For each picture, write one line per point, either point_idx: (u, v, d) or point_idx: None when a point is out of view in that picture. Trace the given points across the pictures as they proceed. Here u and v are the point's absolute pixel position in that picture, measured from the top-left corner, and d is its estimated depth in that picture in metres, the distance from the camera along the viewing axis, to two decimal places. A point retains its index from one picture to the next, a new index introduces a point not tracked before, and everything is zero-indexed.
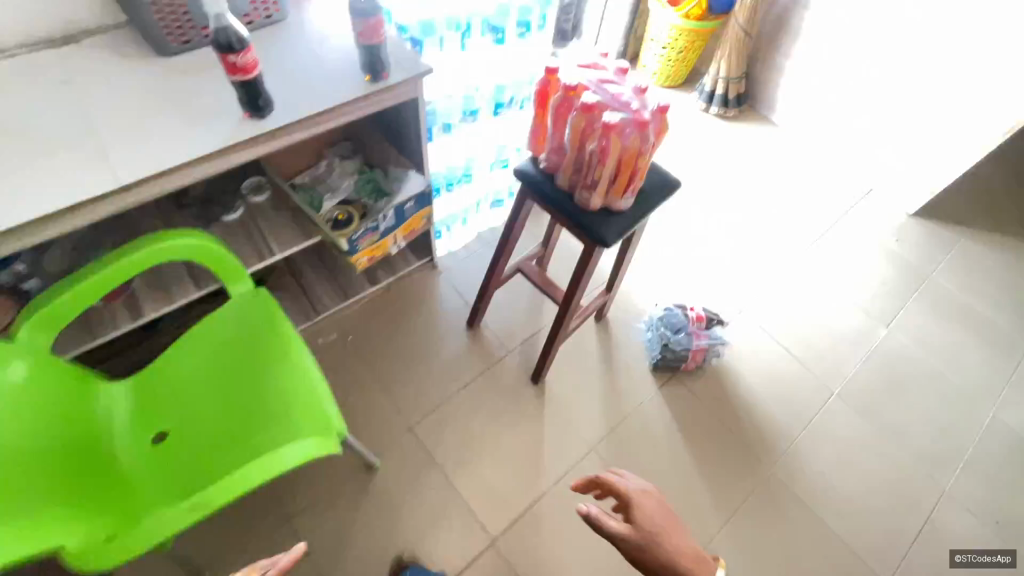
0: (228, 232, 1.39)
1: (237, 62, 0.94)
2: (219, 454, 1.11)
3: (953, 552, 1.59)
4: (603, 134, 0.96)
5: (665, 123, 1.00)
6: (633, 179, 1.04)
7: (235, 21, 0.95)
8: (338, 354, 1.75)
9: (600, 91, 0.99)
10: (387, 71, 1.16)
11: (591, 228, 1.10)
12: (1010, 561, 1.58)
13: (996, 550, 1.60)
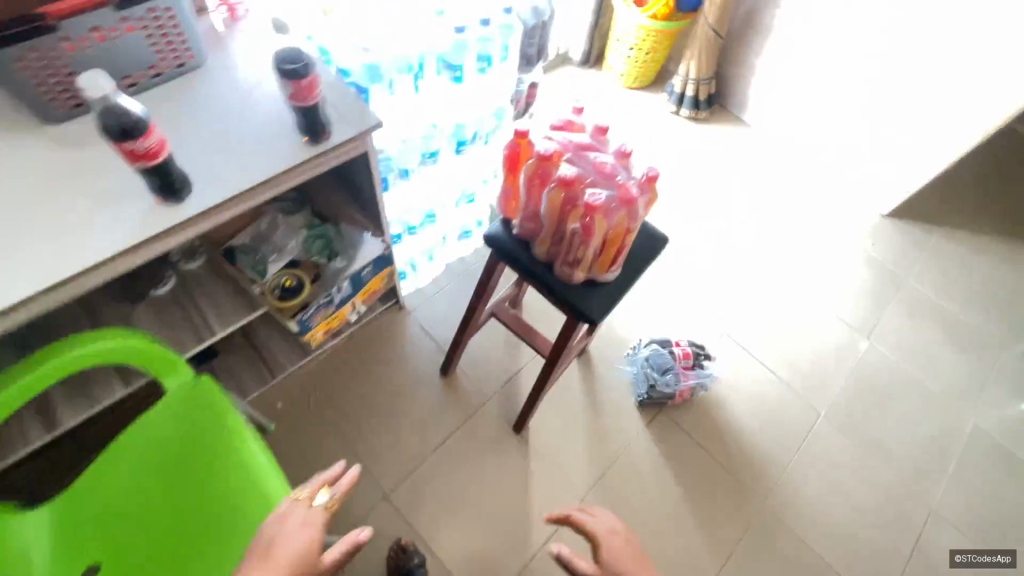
0: (156, 311, 1.21)
1: (137, 149, 0.77)
2: None
3: (952, 553, 1.62)
4: (585, 213, 0.83)
5: (655, 192, 0.88)
6: (620, 254, 0.92)
7: (127, 100, 0.78)
8: (301, 419, 1.60)
9: (579, 161, 0.86)
10: (329, 129, 0.99)
11: (575, 304, 0.98)
12: (1009, 561, 1.61)
13: (996, 549, 1.63)
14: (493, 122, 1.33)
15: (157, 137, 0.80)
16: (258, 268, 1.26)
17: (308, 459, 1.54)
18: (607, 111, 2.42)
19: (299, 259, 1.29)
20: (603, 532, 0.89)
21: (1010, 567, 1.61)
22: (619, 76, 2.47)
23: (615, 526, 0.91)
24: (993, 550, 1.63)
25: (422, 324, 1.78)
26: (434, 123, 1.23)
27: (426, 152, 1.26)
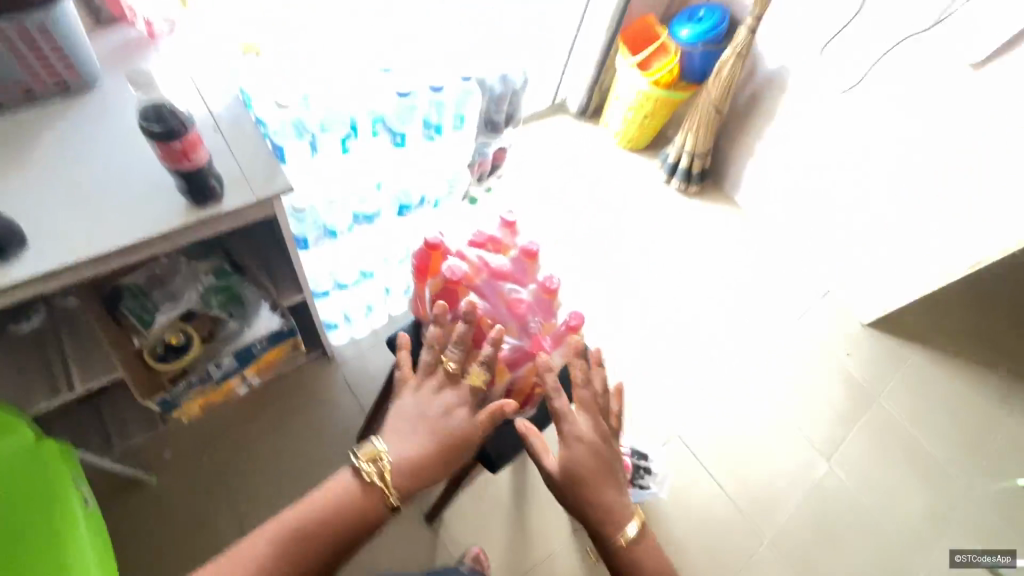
0: (13, 352, 1.03)
1: None
2: None
3: (953, 553, 1.70)
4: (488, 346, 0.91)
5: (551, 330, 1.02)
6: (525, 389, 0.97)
7: None
8: (189, 478, 1.38)
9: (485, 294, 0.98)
10: (221, 194, 0.83)
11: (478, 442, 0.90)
12: (1009, 561, 1.70)
13: (997, 550, 1.72)
14: (445, 189, 1.23)
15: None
16: (143, 316, 1.07)
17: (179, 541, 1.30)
18: (592, 174, 2.22)
19: (194, 313, 1.11)
20: (581, 424, 0.84)
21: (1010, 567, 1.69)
22: (614, 134, 2.27)
23: (602, 419, 0.86)
24: (994, 551, 1.72)
25: (344, 387, 1.56)
26: (378, 182, 1.10)
27: (361, 214, 1.11)
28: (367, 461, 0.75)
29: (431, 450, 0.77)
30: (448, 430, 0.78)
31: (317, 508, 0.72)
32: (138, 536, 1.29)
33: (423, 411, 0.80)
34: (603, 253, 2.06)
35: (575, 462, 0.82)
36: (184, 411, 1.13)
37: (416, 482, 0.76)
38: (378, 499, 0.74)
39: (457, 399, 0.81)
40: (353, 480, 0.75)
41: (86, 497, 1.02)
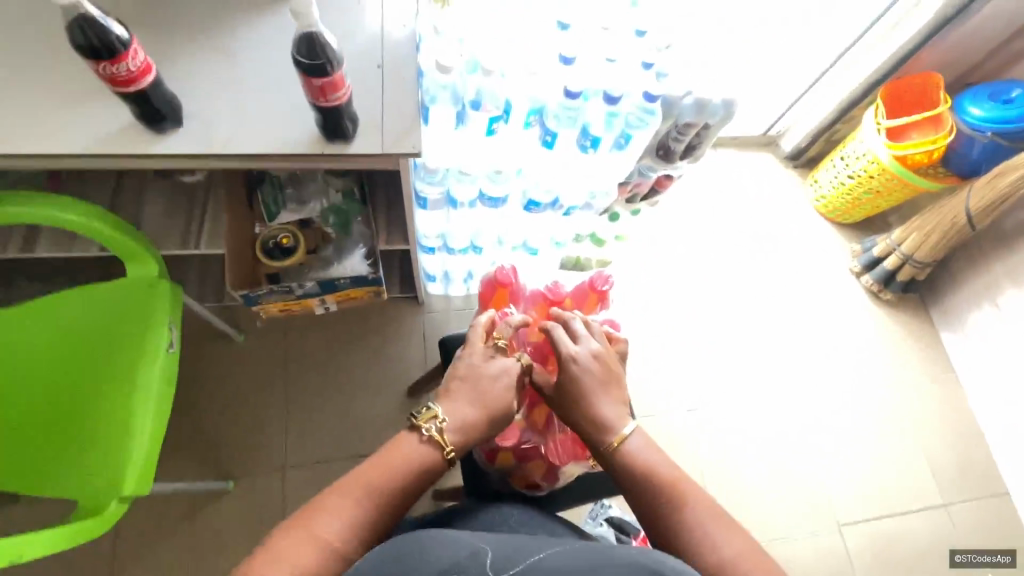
0: (171, 194, 1.17)
1: (117, 75, 0.69)
2: (28, 441, 1.00)
3: (952, 553, 1.49)
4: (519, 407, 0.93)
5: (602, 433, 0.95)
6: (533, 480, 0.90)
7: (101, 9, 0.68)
8: (265, 353, 1.52)
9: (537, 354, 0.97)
10: (349, 136, 0.81)
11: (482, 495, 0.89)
12: (1008, 561, 1.48)
13: (997, 549, 1.50)
14: (583, 200, 1.11)
15: (146, 55, 0.73)
16: (272, 208, 1.15)
17: (229, 395, 1.47)
18: (769, 230, 1.83)
19: (313, 224, 1.17)
20: (590, 343, 0.85)
21: (1008, 567, 1.48)
22: (817, 197, 1.85)
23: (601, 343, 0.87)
24: (993, 548, 1.50)
25: (412, 335, 1.58)
26: (519, 169, 1.03)
27: (486, 194, 1.03)
28: (426, 420, 0.75)
29: (480, 409, 0.78)
30: (496, 395, 0.80)
31: (375, 470, 0.70)
32: (204, 377, 1.48)
33: (468, 375, 0.81)
34: (735, 321, 1.69)
35: (574, 373, 0.82)
36: (263, 308, 1.21)
37: (469, 436, 0.77)
38: (436, 454, 0.74)
39: (507, 367, 0.82)
40: (412, 436, 0.74)
41: (173, 340, 1.10)
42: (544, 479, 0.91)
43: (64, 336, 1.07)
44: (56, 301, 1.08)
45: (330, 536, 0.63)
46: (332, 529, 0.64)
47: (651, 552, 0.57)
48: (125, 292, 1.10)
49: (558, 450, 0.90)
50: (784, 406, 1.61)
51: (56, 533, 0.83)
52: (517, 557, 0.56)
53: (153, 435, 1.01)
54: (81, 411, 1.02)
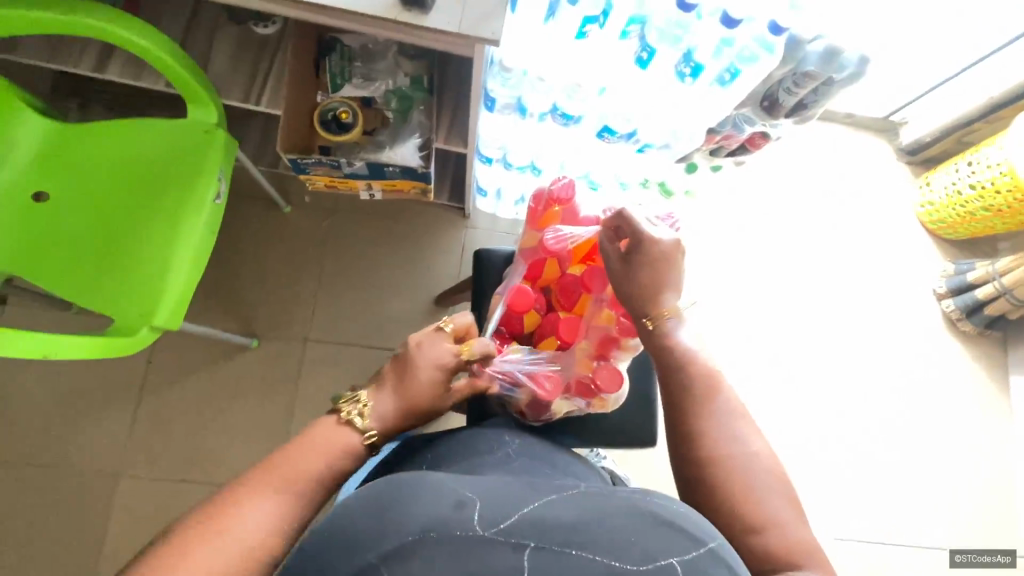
0: (241, 42, 1.13)
1: None
2: (74, 256, 1.04)
3: (952, 552, 1.45)
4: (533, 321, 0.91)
5: (607, 379, 0.84)
6: (517, 405, 0.87)
7: None
8: (307, 228, 1.53)
9: (569, 278, 0.92)
10: (425, 5, 0.73)
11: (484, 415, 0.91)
12: (1008, 561, 1.44)
13: (997, 549, 1.46)
14: (663, 139, 1.01)
15: None
16: (337, 79, 1.10)
17: (266, 261, 1.51)
18: (856, 227, 1.65)
19: (373, 106, 1.11)
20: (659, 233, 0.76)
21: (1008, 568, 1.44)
22: (923, 202, 1.64)
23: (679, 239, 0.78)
24: (994, 548, 1.46)
25: (450, 246, 1.56)
26: (602, 87, 0.93)
27: (560, 110, 0.95)
28: (345, 402, 0.69)
29: (404, 401, 0.71)
30: (423, 387, 0.72)
31: (316, 456, 0.63)
32: (245, 238, 1.51)
33: (398, 362, 0.73)
34: (788, 313, 1.57)
35: (646, 256, 0.75)
36: (309, 179, 1.17)
37: (394, 423, 0.70)
38: (354, 439, 0.66)
39: (440, 357, 0.73)
40: (332, 418, 0.67)
41: (220, 194, 1.10)
42: (529, 408, 0.86)
43: (125, 163, 1.10)
44: (121, 132, 1.11)
45: (267, 520, 0.57)
46: (265, 515, 0.57)
47: (657, 494, 0.54)
48: (181, 132, 1.10)
49: (544, 384, 0.83)
50: (811, 411, 1.51)
51: (90, 342, 0.89)
52: (509, 498, 0.51)
53: (186, 279, 1.04)
54: (125, 239, 1.05)
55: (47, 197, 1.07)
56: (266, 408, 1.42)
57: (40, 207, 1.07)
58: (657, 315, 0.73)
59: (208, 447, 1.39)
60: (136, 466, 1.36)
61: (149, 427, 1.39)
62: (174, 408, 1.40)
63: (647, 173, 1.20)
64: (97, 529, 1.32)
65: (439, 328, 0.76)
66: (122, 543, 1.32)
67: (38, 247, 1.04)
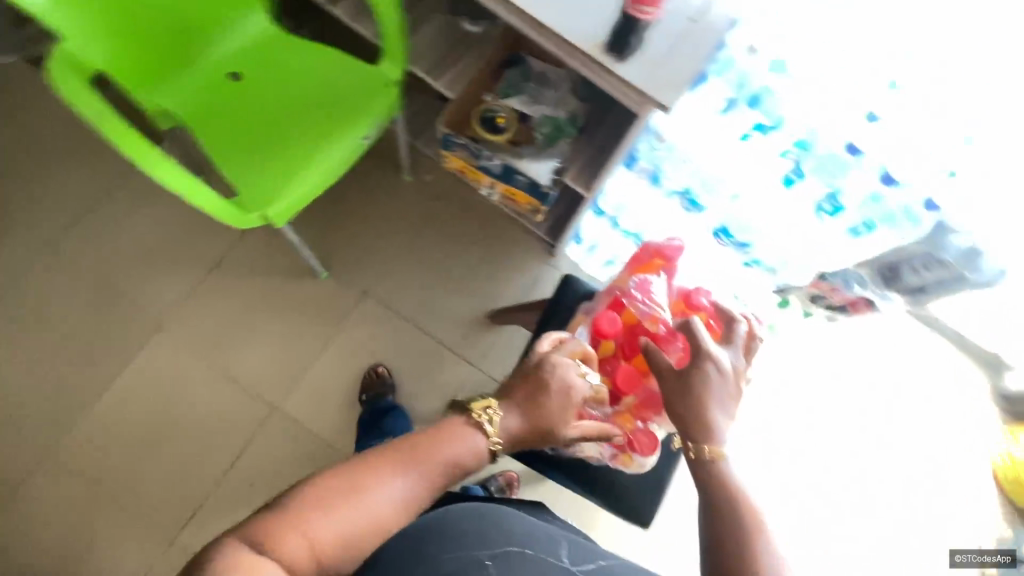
0: (447, 29, 1.28)
1: None
2: (234, 134, 1.19)
3: (952, 554, 1.46)
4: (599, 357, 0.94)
5: (648, 444, 0.93)
6: None
7: None
8: (413, 199, 1.65)
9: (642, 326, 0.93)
10: (625, 55, 0.81)
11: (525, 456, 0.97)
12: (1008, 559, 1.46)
13: (995, 539, 1.48)
14: (772, 260, 1.06)
15: None
16: (509, 88, 1.23)
17: (367, 210, 1.63)
18: (919, 441, 1.53)
19: (527, 122, 1.21)
20: (720, 353, 0.76)
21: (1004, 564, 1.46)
22: (1004, 454, 1.51)
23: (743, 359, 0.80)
24: (988, 538, 1.48)
25: (525, 273, 1.62)
26: (735, 193, 0.98)
27: (691, 194, 1.03)
28: (478, 406, 0.73)
29: (532, 416, 0.76)
30: (551, 413, 0.77)
31: (446, 449, 0.70)
32: (361, 182, 1.65)
33: (532, 380, 0.79)
34: (817, 492, 1.46)
35: (704, 372, 0.74)
36: (448, 158, 1.28)
37: (519, 441, 0.75)
38: (479, 442, 0.72)
39: (573, 385, 0.79)
40: (464, 418, 0.73)
41: (369, 137, 1.23)
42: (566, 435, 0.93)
43: (308, 81, 1.24)
44: (318, 53, 1.26)
45: (388, 499, 0.64)
46: (393, 493, 0.65)
47: None
48: (363, 76, 1.24)
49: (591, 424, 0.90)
50: (791, 519, 1.45)
51: (218, 202, 1.03)
52: (587, 552, 0.75)
53: (307, 192, 1.16)
54: (277, 139, 1.19)
55: (237, 79, 1.24)
56: (306, 328, 1.53)
57: (229, 84, 1.23)
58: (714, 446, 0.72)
59: (246, 335, 1.52)
60: (182, 322, 1.51)
61: (209, 296, 1.53)
62: (237, 290, 1.54)
63: (741, 286, 1.18)
64: (127, 354, 1.47)
65: (579, 362, 0.84)
66: (140, 376, 1.47)
67: (212, 116, 1.21)
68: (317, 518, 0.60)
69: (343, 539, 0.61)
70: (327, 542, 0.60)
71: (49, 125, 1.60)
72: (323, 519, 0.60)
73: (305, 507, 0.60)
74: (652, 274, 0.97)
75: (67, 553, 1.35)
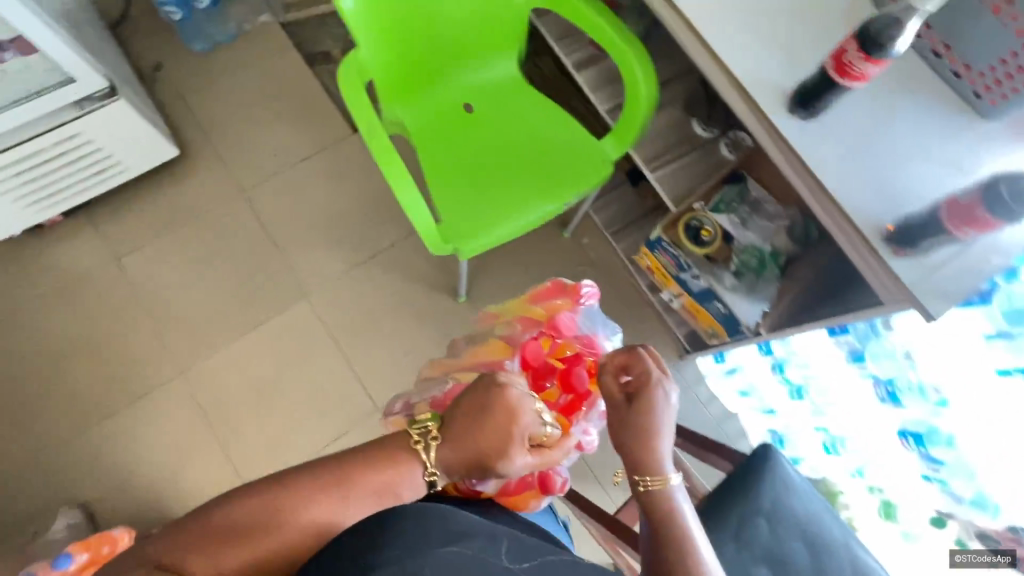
0: (676, 125, 1.29)
1: (848, 62, 0.76)
2: (451, 160, 1.26)
3: None
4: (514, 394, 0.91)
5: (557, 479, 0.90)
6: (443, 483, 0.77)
7: (911, 27, 0.72)
8: (567, 256, 1.67)
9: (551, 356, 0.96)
10: (911, 253, 0.79)
11: None
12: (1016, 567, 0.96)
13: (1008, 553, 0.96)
14: (964, 494, 0.94)
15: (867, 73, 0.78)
16: (721, 204, 1.22)
17: (521, 250, 1.66)
18: None
19: (731, 245, 1.20)
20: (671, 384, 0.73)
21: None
22: None
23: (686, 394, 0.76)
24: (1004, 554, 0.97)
25: None
26: (945, 400, 0.91)
27: (896, 387, 0.98)
28: (418, 431, 0.68)
29: (470, 444, 0.67)
30: (490, 439, 0.67)
31: (378, 475, 0.63)
32: None
33: (472, 404, 0.69)
34: None
35: (655, 396, 0.72)
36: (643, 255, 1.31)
37: (462, 467, 0.68)
38: (416, 465, 0.66)
39: (528, 425, 0.69)
40: (404, 444, 0.67)
41: (569, 204, 1.25)
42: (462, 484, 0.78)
43: (531, 131, 1.29)
44: (549, 111, 1.30)
45: (310, 519, 0.57)
46: (320, 515, 0.58)
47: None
48: (583, 144, 1.27)
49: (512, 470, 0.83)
50: None
51: (428, 224, 1.09)
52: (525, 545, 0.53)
53: (499, 238, 1.20)
54: (487, 178, 1.25)
55: (470, 109, 1.31)
56: (430, 339, 1.58)
57: (462, 111, 1.30)
58: (657, 476, 0.67)
59: (375, 326, 1.58)
60: (324, 297, 1.59)
61: (356, 279, 1.61)
62: (381, 283, 1.61)
63: (892, 488, 1.11)
64: (269, 308, 1.57)
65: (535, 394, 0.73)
66: (275, 329, 1.56)
67: (437, 136, 1.28)
68: (230, 534, 0.55)
69: (249, 560, 0.54)
70: (233, 561, 0.54)
71: (275, 83, 1.76)
72: (236, 534, 0.55)
73: (222, 515, 0.56)
74: (571, 320, 0.99)
75: (158, 474, 1.44)
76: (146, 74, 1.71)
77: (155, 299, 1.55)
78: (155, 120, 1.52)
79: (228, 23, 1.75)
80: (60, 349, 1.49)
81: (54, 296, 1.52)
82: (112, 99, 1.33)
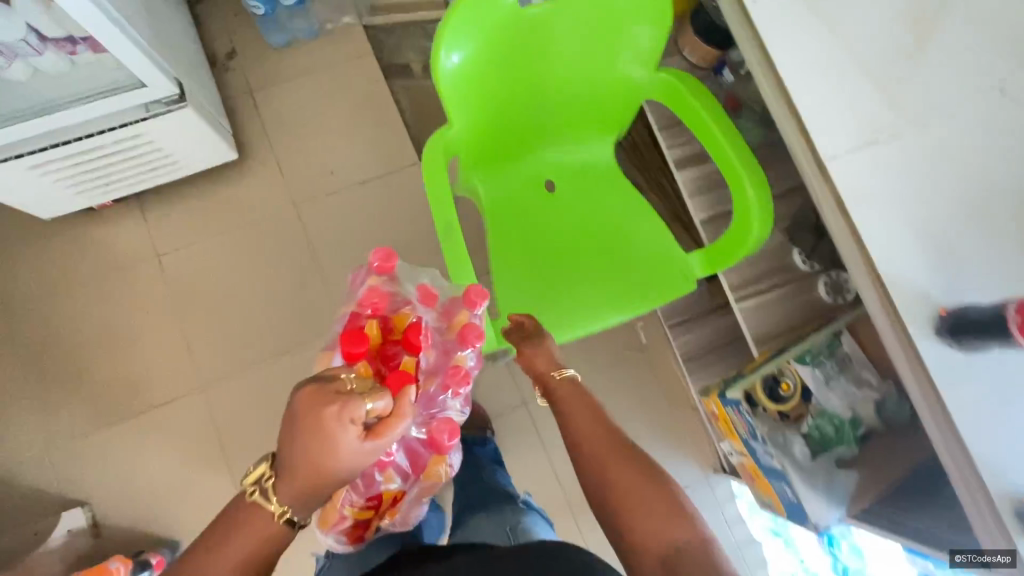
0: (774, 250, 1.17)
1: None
2: (521, 244, 1.15)
3: None
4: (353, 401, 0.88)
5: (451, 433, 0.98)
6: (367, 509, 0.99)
7: None
8: (617, 337, 1.58)
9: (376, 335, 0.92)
10: None
11: None
12: None
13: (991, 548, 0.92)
14: None
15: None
16: (808, 354, 1.06)
17: None
18: None
19: (808, 403, 1.07)
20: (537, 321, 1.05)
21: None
22: None
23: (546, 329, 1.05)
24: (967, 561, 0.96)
25: (673, 473, 1.53)
26: None
27: None
28: (250, 484, 0.70)
29: (313, 455, 0.65)
30: (321, 442, 0.64)
31: (244, 547, 0.68)
32: None
33: (291, 421, 0.66)
34: None
35: (541, 330, 1.03)
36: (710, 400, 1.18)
37: (314, 485, 0.67)
38: (268, 515, 0.69)
39: (350, 412, 0.63)
40: (256, 506, 0.69)
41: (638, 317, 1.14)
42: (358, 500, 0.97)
43: (613, 227, 1.17)
44: (636, 208, 1.18)
45: None
46: None
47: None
48: (668, 252, 1.15)
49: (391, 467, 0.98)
50: None
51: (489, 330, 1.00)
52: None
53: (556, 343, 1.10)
54: (556, 273, 1.14)
55: (550, 189, 1.19)
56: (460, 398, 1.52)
57: (542, 189, 1.19)
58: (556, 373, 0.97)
59: None
60: None
61: None
62: None
63: None
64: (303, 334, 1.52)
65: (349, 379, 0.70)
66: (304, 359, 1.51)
67: (511, 213, 1.17)
68: None
69: None
70: None
71: (347, 92, 1.65)
72: None
73: None
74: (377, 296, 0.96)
75: (165, 486, 1.42)
76: (219, 62, 1.63)
77: (190, 306, 1.50)
78: (219, 123, 1.45)
79: (311, 21, 1.64)
80: (88, 341, 1.46)
81: (91, 284, 1.48)
82: (180, 106, 1.25)
